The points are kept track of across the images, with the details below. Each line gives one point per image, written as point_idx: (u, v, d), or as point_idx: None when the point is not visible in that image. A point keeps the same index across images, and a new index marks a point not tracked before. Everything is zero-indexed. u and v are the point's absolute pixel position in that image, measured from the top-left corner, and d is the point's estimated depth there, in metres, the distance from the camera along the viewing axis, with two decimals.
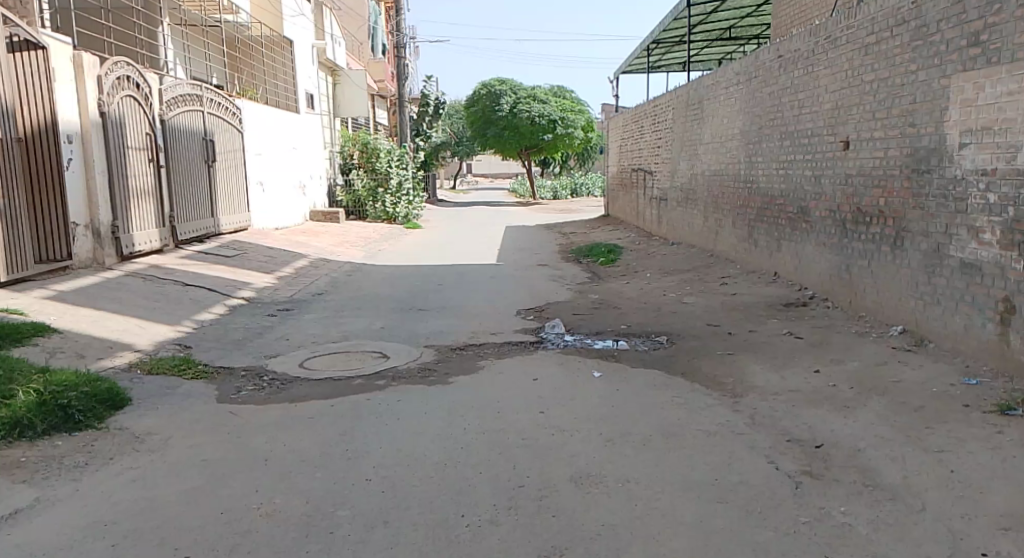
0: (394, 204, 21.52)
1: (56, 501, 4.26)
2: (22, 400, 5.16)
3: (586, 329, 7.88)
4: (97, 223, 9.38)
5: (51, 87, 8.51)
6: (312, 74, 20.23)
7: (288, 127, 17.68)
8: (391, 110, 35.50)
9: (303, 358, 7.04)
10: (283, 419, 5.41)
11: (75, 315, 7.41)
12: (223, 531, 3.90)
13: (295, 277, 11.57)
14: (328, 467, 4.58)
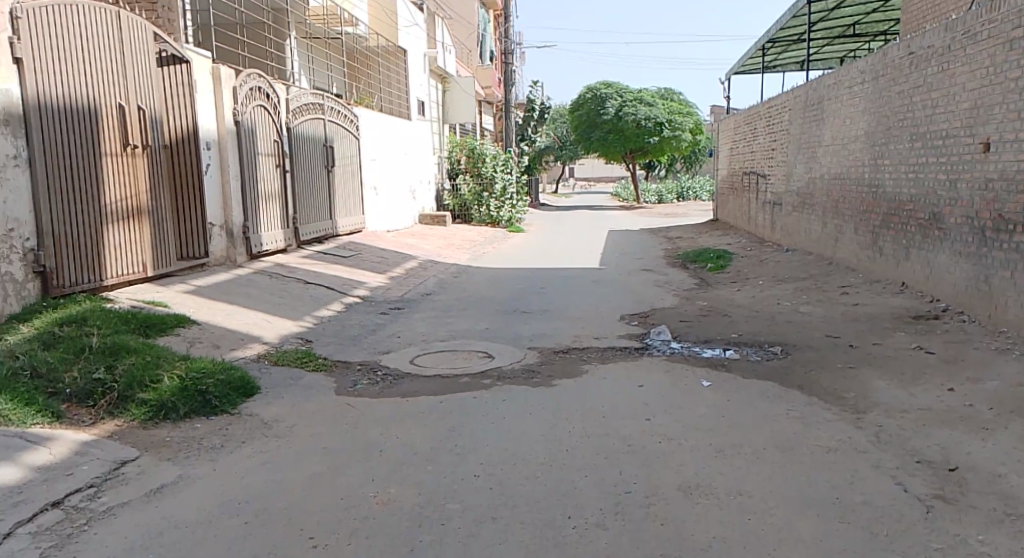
0: (498, 208, 21.78)
1: (195, 479, 4.56)
2: (167, 385, 5.56)
3: (694, 336, 7.79)
4: (230, 224, 9.96)
5: (194, 97, 9.14)
6: (422, 81, 20.73)
7: (400, 134, 18.21)
8: (496, 115, 35.97)
9: (413, 355, 7.26)
10: (400, 413, 5.61)
11: (210, 308, 7.91)
12: (342, 516, 4.09)
13: (405, 278, 11.91)
14: (437, 461, 4.73)
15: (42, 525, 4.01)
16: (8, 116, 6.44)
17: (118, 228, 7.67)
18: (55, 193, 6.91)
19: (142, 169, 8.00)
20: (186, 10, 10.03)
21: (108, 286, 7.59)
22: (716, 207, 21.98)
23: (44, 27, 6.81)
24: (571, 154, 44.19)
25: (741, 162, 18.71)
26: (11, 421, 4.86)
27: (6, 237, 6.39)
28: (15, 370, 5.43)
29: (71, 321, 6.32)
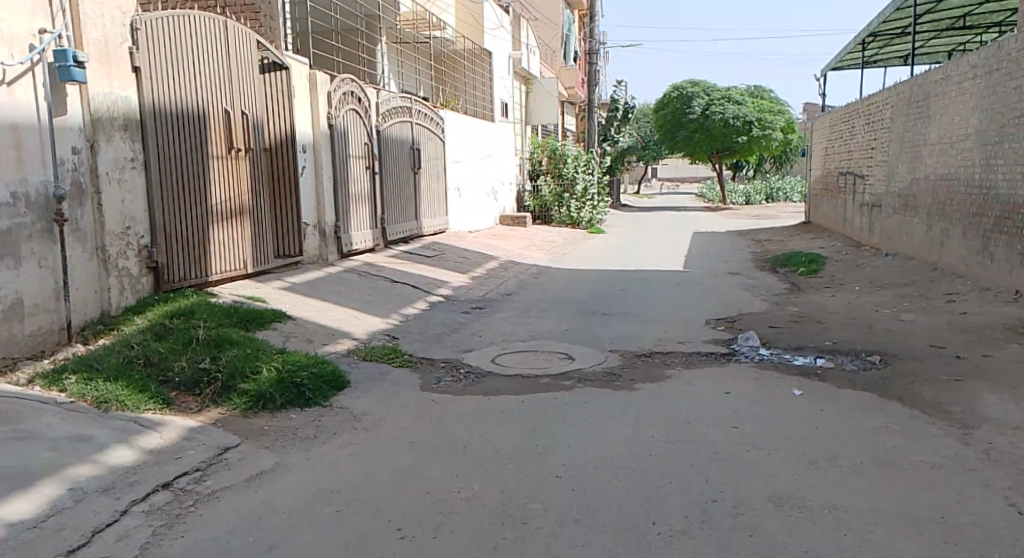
0: (579, 208, 21.82)
1: (291, 467, 4.75)
2: (266, 376, 5.86)
3: (783, 343, 7.71)
4: (323, 224, 10.38)
5: (293, 102, 9.60)
6: (506, 83, 20.98)
7: (484, 136, 18.49)
8: (579, 115, 35.98)
9: (495, 354, 7.42)
10: (485, 410, 5.75)
11: (304, 304, 8.26)
12: (427, 509, 4.10)
13: (487, 278, 12.11)
14: (519, 461, 4.75)
15: (153, 505, 4.18)
16: (129, 122, 6.91)
17: (223, 227, 8.13)
18: (168, 194, 7.37)
19: (244, 171, 8.46)
20: (286, 19, 10.55)
21: (212, 282, 8.03)
22: (809, 208, 21.48)
23: (160, 38, 7.28)
24: (654, 154, 43.81)
25: (837, 161, 18.23)
26: (127, 406, 5.21)
27: (125, 235, 6.83)
28: (130, 359, 5.85)
29: (180, 314, 6.74)
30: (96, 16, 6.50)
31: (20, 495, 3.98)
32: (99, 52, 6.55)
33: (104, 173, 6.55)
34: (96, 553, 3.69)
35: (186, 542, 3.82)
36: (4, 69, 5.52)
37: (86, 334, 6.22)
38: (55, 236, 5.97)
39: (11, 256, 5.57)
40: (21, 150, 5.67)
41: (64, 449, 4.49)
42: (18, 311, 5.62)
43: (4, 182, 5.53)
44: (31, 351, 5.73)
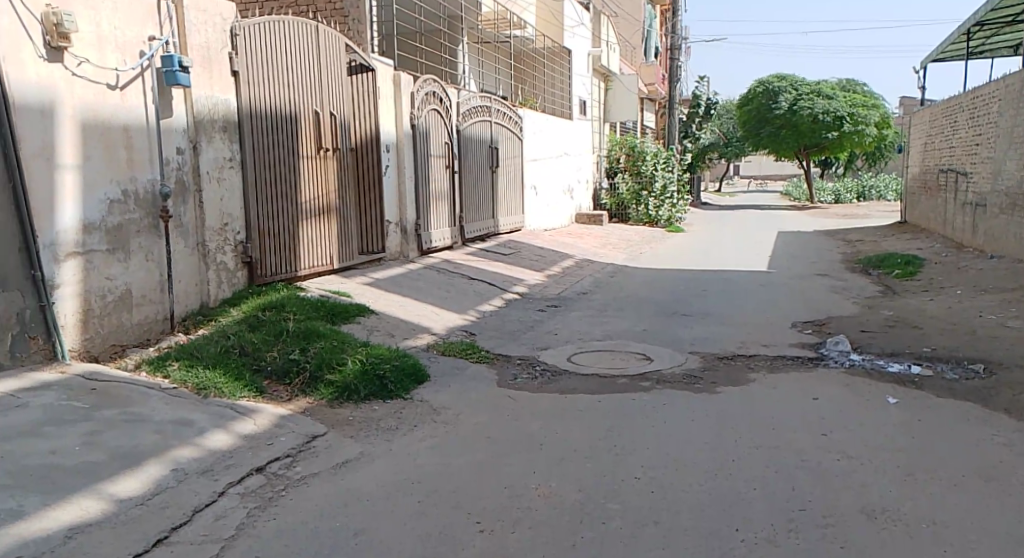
0: (657, 207, 21.65)
1: (375, 456, 4.87)
2: (351, 368, 6.08)
3: (874, 349, 7.53)
4: (404, 221, 10.66)
5: (378, 102, 9.90)
6: (585, 81, 20.98)
7: (561, 134, 18.56)
8: (658, 111, 35.62)
9: (572, 353, 7.49)
10: (562, 408, 5.81)
11: (386, 299, 8.51)
12: (508, 504, 4.18)
13: (562, 276, 12.19)
14: (598, 460, 4.79)
15: (248, 487, 4.37)
16: (228, 124, 7.26)
17: (312, 224, 8.46)
18: (262, 192, 7.71)
19: (331, 170, 8.79)
20: (372, 22, 10.88)
21: (301, 276, 8.37)
22: (905, 207, 20.74)
23: (257, 43, 7.63)
24: (738, 150, 42.88)
25: (937, 157, 17.53)
26: (224, 393, 5.51)
27: (223, 231, 7.19)
28: (226, 349, 6.17)
29: (272, 307, 7.06)
30: (199, 23, 6.89)
31: (128, 473, 4.24)
32: (202, 57, 6.93)
33: (205, 172, 6.91)
34: (197, 531, 3.88)
35: (279, 523, 3.96)
36: (118, 74, 5.96)
37: (187, 325, 6.61)
38: (160, 231, 6.36)
39: (121, 249, 5.97)
40: (132, 150, 6.08)
41: (167, 432, 4.76)
42: (127, 301, 6.01)
43: (116, 180, 5.93)
44: (138, 339, 6.13)
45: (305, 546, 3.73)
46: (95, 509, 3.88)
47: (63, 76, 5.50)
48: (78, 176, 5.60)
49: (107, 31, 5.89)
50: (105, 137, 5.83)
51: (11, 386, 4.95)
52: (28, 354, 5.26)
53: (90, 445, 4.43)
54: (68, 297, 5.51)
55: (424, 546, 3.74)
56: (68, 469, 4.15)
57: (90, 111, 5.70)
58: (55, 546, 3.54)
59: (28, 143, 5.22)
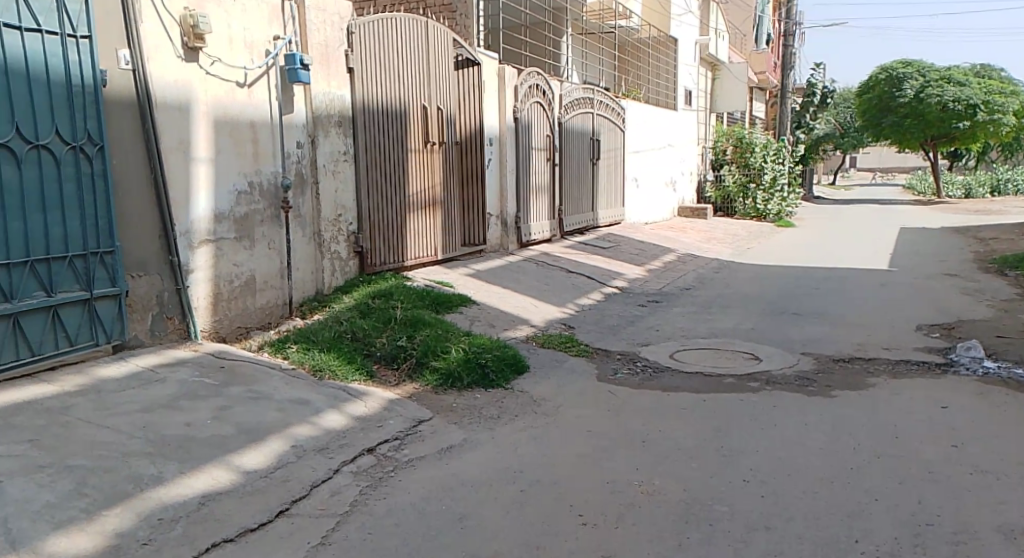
0: (766, 200, 20.71)
1: (478, 444, 5.03)
2: (454, 356, 6.27)
3: (1011, 357, 7.17)
4: (505, 214, 10.84)
5: (482, 96, 10.11)
6: (692, 70, 20.68)
7: (666, 125, 18.38)
8: (769, 101, 34.64)
9: (674, 350, 7.48)
10: (664, 405, 5.83)
11: (486, 290, 8.71)
12: (613, 500, 4.24)
13: (664, 271, 12.13)
14: (704, 461, 4.78)
15: (360, 467, 4.61)
16: (343, 119, 7.59)
17: (417, 216, 8.74)
18: (373, 185, 8.02)
19: (437, 163, 9.04)
20: (479, 17, 11.09)
21: (407, 266, 8.66)
22: None
23: (371, 40, 7.93)
24: (854, 141, 41.41)
25: None
26: (337, 376, 5.81)
27: (337, 222, 7.53)
28: (340, 334, 6.48)
29: (381, 295, 7.36)
30: (319, 23, 7.22)
31: (253, 447, 4.55)
32: (321, 55, 7.27)
33: (321, 166, 7.26)
34: (315, 505, 4.13)
35: (390, 503, 4.17)
36: (246, 72, 6.34)
37: (304, 310, 6.98)
38: (282, 222, 6.74)
39: (247, 238, 6.36)
40: (257, 145, 6.46)
41: (287, 411, 5.08)
42: (251, 286, 6.41)
43: (243, 173, 6.31)
44: (261, 322, 6.52)
45: (415, 526, 3.91)
46: (224, 479, 4.18)
47: (198, 75, 5.91)
48: (209, 169, 6.01)
49: (237, 32, 6.27)
50: (234, 132, 6.22)
51: (149, 362, 5.37)
52: (165, 333, 5.71)
53: (219, 419, 4.77)
54: (200, 281, 5.93)
55: (528, 535, 3.85)
56: (201, 441, 4.49)
57: (222, 108, 6.10)
58: (191, 512, 3.86)
59: (168, 138, 5.64)
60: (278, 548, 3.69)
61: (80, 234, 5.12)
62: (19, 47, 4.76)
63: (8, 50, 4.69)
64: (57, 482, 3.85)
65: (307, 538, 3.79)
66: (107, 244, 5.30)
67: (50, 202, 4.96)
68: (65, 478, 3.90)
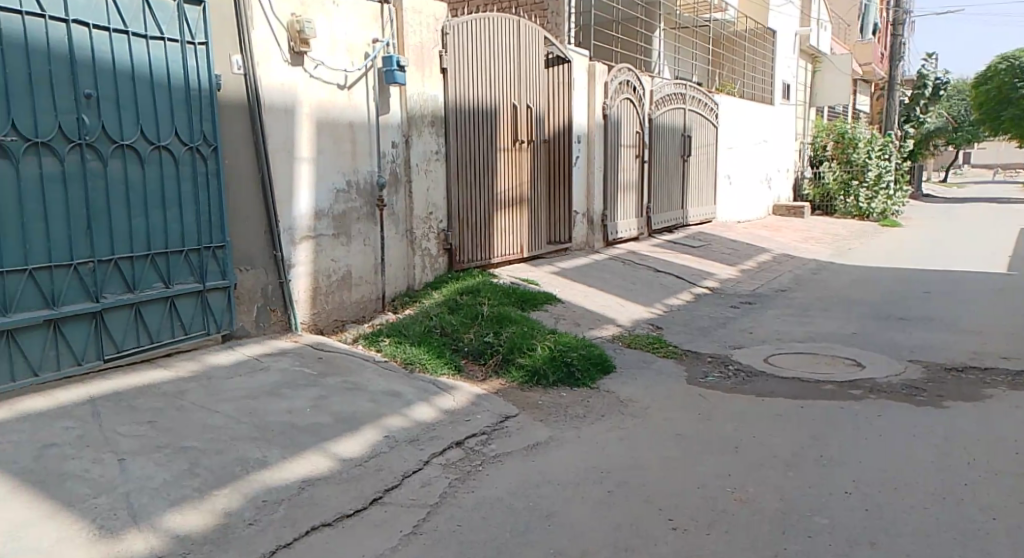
0: (869, 199, 19.84)
1: (564, 442, 5.13)
2: (540, 354, 6.38)
3: None
4: (591, 212, 10.88)
5: (572, 94, 10.18)
6: (790, 63, 20.20)
7: (762, 120, 18.01)
8: (875, 94, 33.37)
9: (769, 353, 7.36)
10: (755, 410, 5.78)
11: (572, 289, 8.79)
12: (705, 506, 4.22)
13: (758, 272, 11.92)
14: (801, 469, 4.69)
15: (449, 459, 4.78)
16: (436, 119, 7.79)
17: (505, 214, 8.90)
18: (463, 183, 8.20)
19: (525, 161, 9.16)
20: (571, 14, 11.16)
21: (494, 263, 8.82)
22: None
23: (465, 40, 8.10)
24: (968, 136, 39.39)
25: None
26: (427, 369, 6.01)
27: (428, 219, 7.74)
28: (430, 329, 6.68)
29: (469, 291, 7.54)
30: (416, 25, 7.43)
31: (348, 436, 4.77)
32: (417, 56, 7.48)
33: (414, 164, 7.47)
34: (407, 495, 4.30)
35: (478, 497, 4.31)
36: (346, 75, 6.59)
37: (396, 304, 7.23)
38: (377, 219, 6.98)
39: (345, 234, 6.63)
40: (355, 144, 6.71)
41: (380, 402, 5.29)
42: (347, 281, 6.68)
43: (342, 172, 6.58)
44: (356, 316, 6.80)
45: (501, 521, 4.04)
46: (322, 466, 4.41)
47: (304, 78, 6.19)
48: (311, 169, 6.29)
49: (339, 36, 6.53)
50: (334, 133, 6.49)
51: (254, 351, 5.70)
52: (268, 324, 6.05)
53: (317, 408, 5.02)
54: (301, 276, 6.24)
55: (615, 536, 3.91)
56: (301, 428, 4.74)
57: (324, 110, 6.37)
58: (291, 495, 4.08)
59: (275, 139, 5.95)
60: (372, 535, 3.86)
61: (194, 229, 5.49)
62: (144, 54, 5.14)
63: (134, 57, 5.08)
64: (172, 461, 4.15)
65: (398, 526, 3.97)
66: (218, 239, 5.67)
67: (170, 200, 5.33)
68: (179, 458, 4.20)
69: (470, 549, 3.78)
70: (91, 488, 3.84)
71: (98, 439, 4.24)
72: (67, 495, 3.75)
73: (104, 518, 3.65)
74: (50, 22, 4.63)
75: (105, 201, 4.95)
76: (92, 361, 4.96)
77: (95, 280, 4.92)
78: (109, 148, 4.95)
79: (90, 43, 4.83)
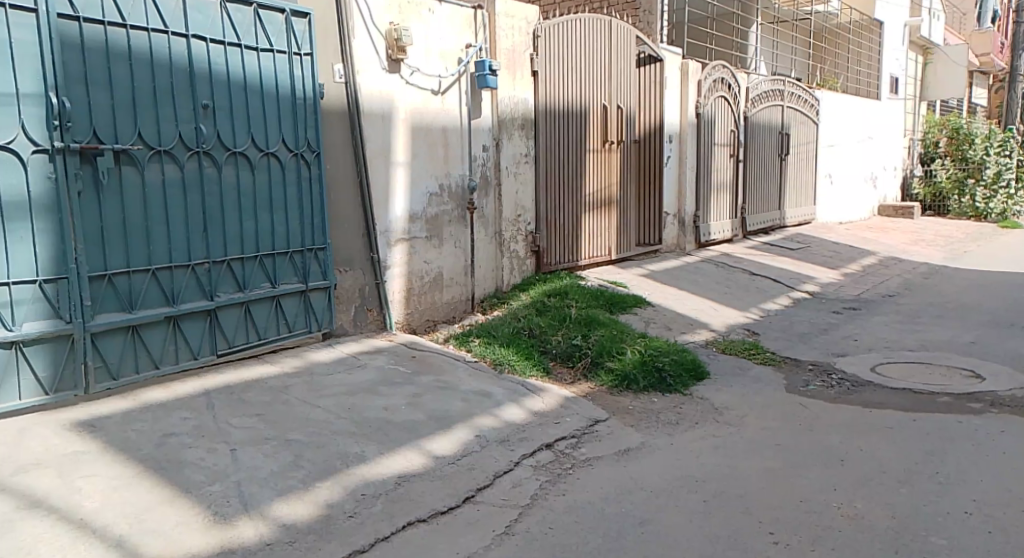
0: (986, 198, 18.83)
1: (656, 449, 5.13)
2: (630, 358, 6.38)
3: None
4: (683, 213, 10.77)
5: (664, 94, 10.11)
6: (899, 55, 19.41)
7: (867, 116, 17.39)
8: (994, 87, 31.57)
9: (876, 362, 7.13)
10: (857, 422, 5.63)
11: (664, 292, 8.74)
12: (809, 520, 4.16)
13: (863, 276, 11.53)
14: (914, 486, 4.55)
15: (540, 461, 4.85)
16: (526, 122, 7.88)
17: (594, 216, 8.92)
18: (553, 185, 8.26)
19: (615, 162, 9.16)
20: (664, 12, 11.06)
21: (581, 266, 8.86)
22: None
23: (557, 42, 8.15)
24: None
25: None
26: (516, 370, 6.11)
27: (517, 221, 7.84)
28: (518, 330, 6.78)
29: (556, 293, 7.60)
30: (509, 29, 7.54)
31: (442, 434, 4.91)
32: (509, 60, 7.58)
33: (504, 167, 7.59)
34: (500, 496, 4.40)
35: (570, 500, 4.37)
36: (441, 80, 6.74)
37: (485, 305, 7.37)
38: (467, 221, 7.13)
39: (437, 237, 6.80)
40: (448, 149, 6.86)
41: (473, 402, 5.42)
42: (439, 282, 6.85)
43: (435, 176, 6.74)
44: (447, 316, 6.97)
45: (595, 525, 4.10)
46: (418, 463, 4.56)
47: (400, 84, 6.38)
48: (407, 172, 6.47)
49: (434, 42, 6.69)
50: (428, 138, 6.66)
51: (353, 349, 5.92)
52: (365, 324, 6.28)
53: (413, 406, 5.18)
54: (396, 277, 6.44)
55: (712, 546, 3.90)
56: (397, 425, 4.91)
57: (419, 115, 6.55)
58: (389, 490, 4.24)
59: (373, 144, 6.16)
60: (469, 534, 3.97)
61: (298, 232, 5.75)
62: (255, 67, 5.42)
63: (246, 68, 5.36)
64: (279, 453, 4.37)
65: (492, 526, 4.07)
66: (320, 242, 5.91)
67: (278, 204, 5.60)
68: (285, 450, 4.42)
69: (565, 552, 3.84)
70: (206, 476, 4.08)
71: (212, 430, 4.50)
72: (184, 482, 4.01)
73: (218, 505, 3.88)
74: (172, 37, 4.94)
75: (220, 205, 5.25)
76: (207, 355, 5.27)
77: (209, 279, 5.23)
78: (223, 156, 5.25)
79: (207, 56, 5.13)
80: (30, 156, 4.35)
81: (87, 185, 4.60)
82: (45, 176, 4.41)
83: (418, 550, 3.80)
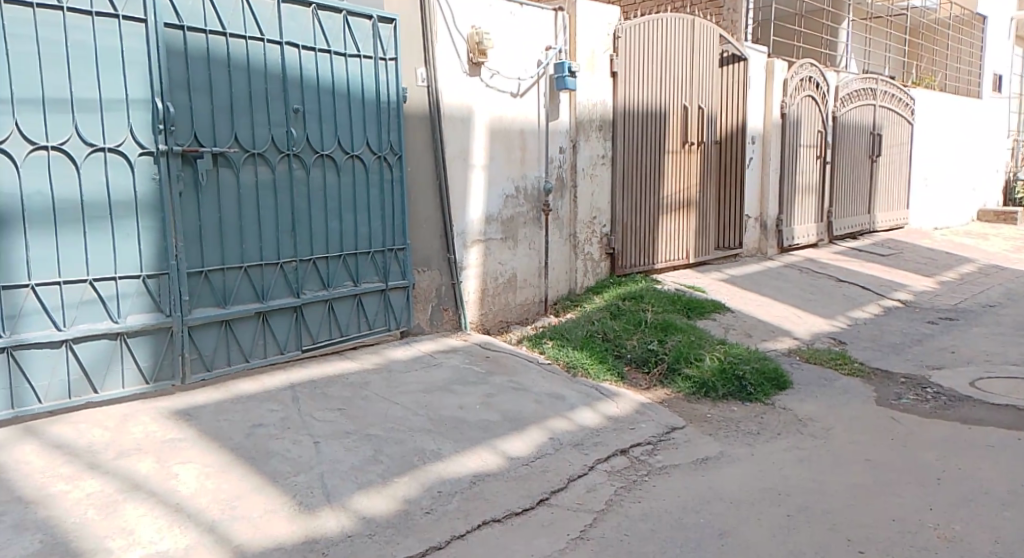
0: None
1: (735, 459, 5.05)
2: (708, 365, 6.29)
3: None
4: (765, 217, 10.52)
5: (746, 94, 9.92)
6: (1004, 51, 18.51)
7: (968, 115, 16.62)
8: None
9: (975, 377, 6.81)
10: (952, 439, 5.40)
11: (745, 298, 8.57)
12: (901, 540, 4.02)
13: (960, 284, 11.03)
14: (1017, 510, 4.33)
15: (614, 466, 4.84)
16: (605, 123, 7.85)
17: (671, 219, 8.82)
18: (630, 187, 8.21)
19: (695, 164, 9.03)
20: (750, 9, 10.84)
21: (658, 269, 8.77)
22: None
23: (637, 43, 8.09)
24: None
25: None
26: (590, 374, 6.10)
27: (592, 224, 7.82)
28: (592, 333, 6.76)
29: (631, 297, 7.55)
30: (589, 30, 7.52)
31: (517, 435, 4.95)
32: (589, 62, 7.57)
33: (581, 169, 7.58)
34: (574, 499, 4.41)
35: (645, 508, 4.35)
36: (520, 83, 6.79)
37: (558, 308, 7.39)
38: (542, 223, 7.16)
39: (512, 239, 6.86)
40: (525, 151, 6.91)
41: (547, 404, 5.44)
42: (513, 283, 6.91)
43: (512, 178, 6.79)
44: (519, 318, 7.02)
45: (672, 535, 4.06)
46: (493, 462, 4.61)
47: (480, 88, 6.45)
48: (484, 175, 6.54)
49: (515, 44, 6.74)
50: (506, 140, 6.71)
51: (430, 347, 6.02)
52: (441, 323, 6.38)
53: (487, 406, 5.24)
54: (471, 277, 6.53)
55: None
56: (472, 424, 4.98)
57: (498, 118, 6.62)
58: (465, 489, 4.30)
59: (453, 147, 6.26)
60: (544, 537, 4.00)
61: (380, 233, 5.88)
62: (344, 72, 5.58)
63: (335, 73, 5.52)
64: (360, 448, 4.49)
65: (566, 529, 4.09)
66: (400, 242, 6.03)
67: (361, 205, 5.74)
68: (365, 445, 4.53)
69: None
70: (291, 467, 4.23)
71: (296, 422, 4.66)
72: (272, 472, 4.16)
73: (302, 496, 4.01)
74: (267, 44, 5.14)
75: (307, 206, 5.43)
76: (292, 350, 5.45)
77: (296, 277, 5.41)
78: (311, 158, 5.42)
79: (299, 62, 5.31)
80: (137, 158, 4.59)
81: (188, 186, 4.83)
82: (150, 177, 4.65)
83: (493, 550, 3.85)
